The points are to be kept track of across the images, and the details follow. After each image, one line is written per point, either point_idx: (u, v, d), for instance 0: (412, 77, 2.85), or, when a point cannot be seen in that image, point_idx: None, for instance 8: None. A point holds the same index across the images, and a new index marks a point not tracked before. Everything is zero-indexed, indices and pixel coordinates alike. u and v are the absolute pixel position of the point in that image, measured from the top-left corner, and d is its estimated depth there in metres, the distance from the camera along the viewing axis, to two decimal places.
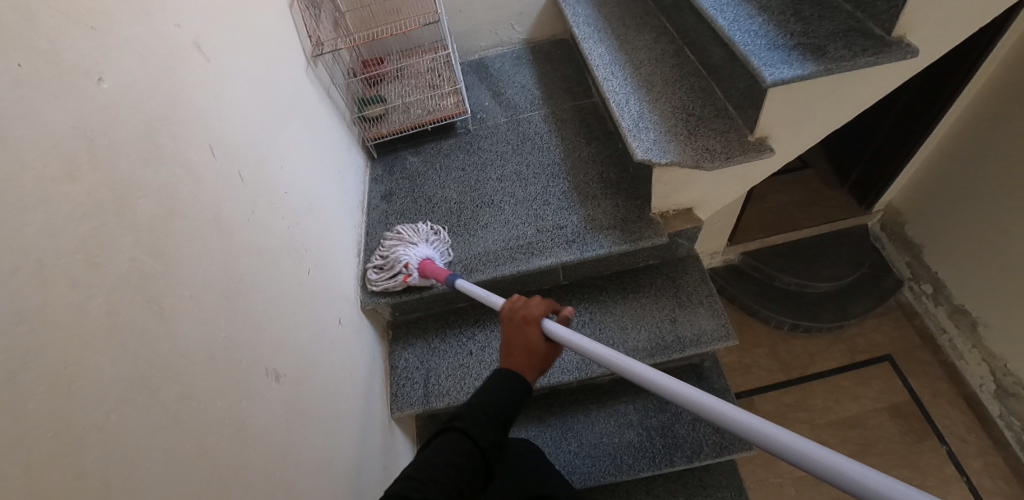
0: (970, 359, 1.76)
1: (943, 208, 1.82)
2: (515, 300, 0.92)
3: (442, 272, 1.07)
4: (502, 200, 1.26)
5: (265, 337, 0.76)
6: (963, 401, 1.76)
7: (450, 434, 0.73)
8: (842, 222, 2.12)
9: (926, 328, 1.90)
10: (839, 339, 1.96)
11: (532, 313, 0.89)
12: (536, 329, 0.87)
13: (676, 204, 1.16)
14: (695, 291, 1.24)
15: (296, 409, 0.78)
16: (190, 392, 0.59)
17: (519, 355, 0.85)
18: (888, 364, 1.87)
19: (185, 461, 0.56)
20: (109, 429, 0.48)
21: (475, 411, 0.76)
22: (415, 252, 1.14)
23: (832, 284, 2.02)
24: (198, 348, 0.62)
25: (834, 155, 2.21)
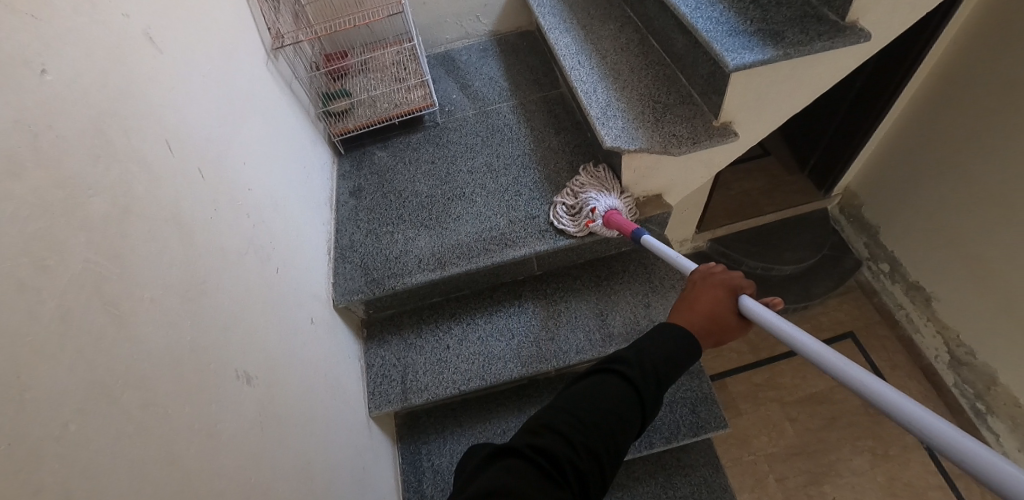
0: (926, 332, 1.84)
1: (897, 188, 1.89)
2: (714, 264, 0.80)
3: (630, 224, 1.05)
4: (474, 191, 1.26)
5: (234, 338, 0.73)
6: (920, 372, 1.85)
7: (608, 375, 0.65)
8: (803, 206, 2.20)
9: (884, 305, 1.98)
10: (804, 319, 2.03)
11: (732, 282, 0.76)
12: (730, 302, 0.74)
13: (645, 190, 1.18)
14: (666, 276, 1.26)
15: (268, 412, 0.76)
16: (154, 398, 0.56)
17: (703, 312, 0.73)
18: (850, 341, 1.94)
19: (151, 471, 0.53)
20: (69, 440, 0.46)
21: (643, 361, 0.66)
22: (610, 201, 1.13)
23: (796, 268, 2.08)
24: (161, 352, 0.59)
25: (793, 142, 2.28)
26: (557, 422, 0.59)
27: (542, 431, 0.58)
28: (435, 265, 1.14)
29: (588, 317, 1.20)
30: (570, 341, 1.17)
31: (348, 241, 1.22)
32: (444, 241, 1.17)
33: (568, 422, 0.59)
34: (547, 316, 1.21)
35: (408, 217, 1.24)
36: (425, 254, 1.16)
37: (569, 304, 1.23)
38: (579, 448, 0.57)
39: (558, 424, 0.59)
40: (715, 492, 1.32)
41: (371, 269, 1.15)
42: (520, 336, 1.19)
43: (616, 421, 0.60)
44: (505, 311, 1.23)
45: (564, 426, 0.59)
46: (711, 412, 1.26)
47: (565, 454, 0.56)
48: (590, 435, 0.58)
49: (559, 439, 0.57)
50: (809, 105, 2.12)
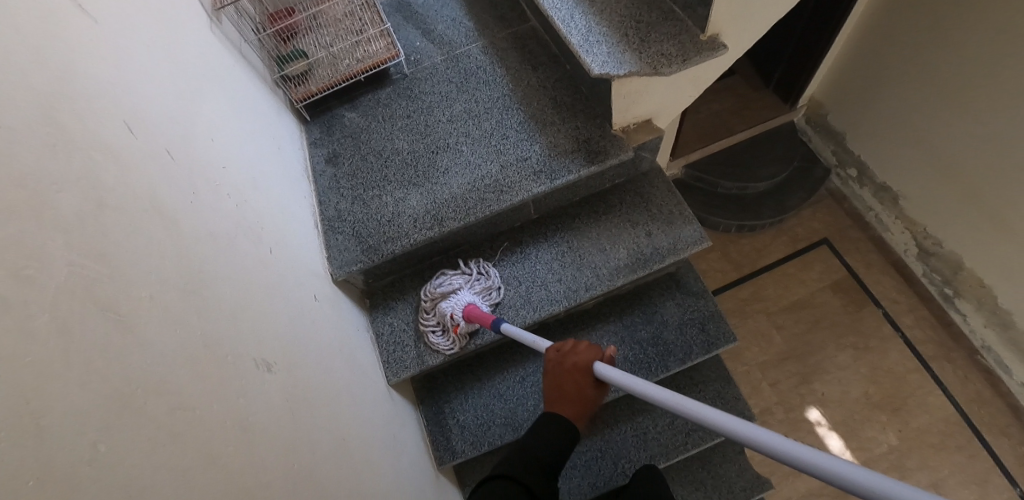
0: (895, 229, 1.93)
1: (861, 92, 1.89)
2: (563, 345, 0.92)
3: (486, 316, 1.06)
4: (458, 141, 1.19)
5: (244, 329, 0.68)
6: (892, 267, 1.95)
7: (501, 480, 0.82)
8: (771, 122, 2.18)
9: (854, 208, 2.06)
10: (781, 232, 2.08)
11: (581, 360, 0.88)
12: (587, 378, 0.87)
13: (636, 117, 1.14)
14: (665, 202, 1.24)
15: (295, 396, 0.73)
16: (181, 401, 0.52)
17: (571, 403, 0.88)
18: (825, 247, 2.02)
19: (195, 471, 0.50)
20: (100, 461, 0.41)
21: (522, 460, 0.84)
22: (459, 300, 1.11)
23: (770, 182, 2.10)
24: (174, 349, 0.54)
25: (756, 59, 2.20)
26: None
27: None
28: (432, 222, 1.09)
29: (592, 254, 1.19)
30: (577, 280, 1.17)
31: (334, 211, 1.15)
32: (436, 196, 1.12)
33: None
34: (551, 259, 1.20)
35: (393, 177, 1.17)
36: (420, 211, 1.11)
37: (571, 244, 1.21)
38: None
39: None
40: (730, 402, 1.37)
41: (365, 236, 1.10)
42: (526, 281, 1.17)
43: None
44: (508, 259, 1.20)
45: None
46: (719, 328, 1.29)
47: None
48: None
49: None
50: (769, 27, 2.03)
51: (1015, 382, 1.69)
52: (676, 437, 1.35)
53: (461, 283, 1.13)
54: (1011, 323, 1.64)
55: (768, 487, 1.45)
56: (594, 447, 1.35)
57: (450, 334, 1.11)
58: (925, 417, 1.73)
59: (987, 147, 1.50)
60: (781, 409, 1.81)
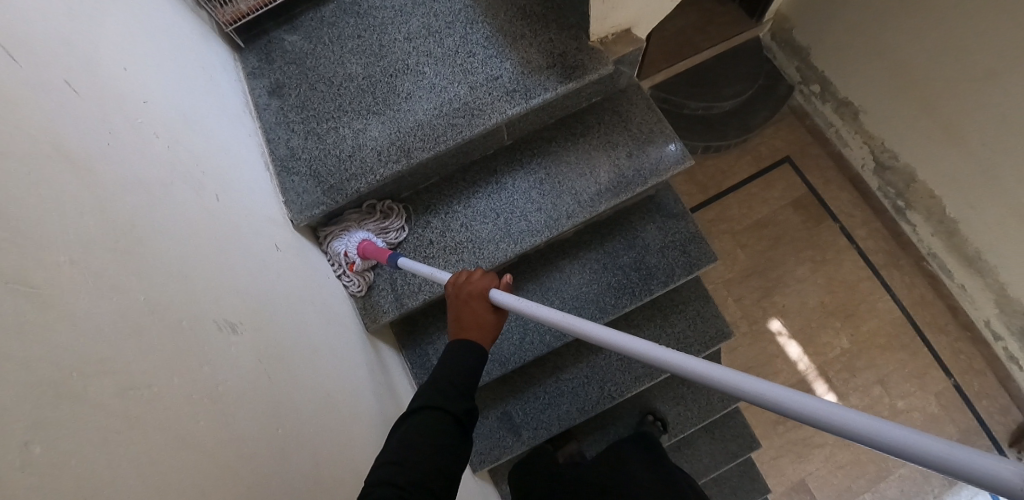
0: (853, 144, 1.91)
1: (829, 5, 1.77)
2: (458, 276, 0.88)
3: (381, 253, 1.00)
4: (419, 61, 1.06)
5: (197, 287, 0.59)
6: (848, 182, 1.97)
7: (427, 412, 0.71)
8: (737, 38, 2.07)
9: (816, 125, 2.02)
10: (744, 152, 2.05)
11: (476, 287, 0.84)
12: (484, 303, 0.83)
13: (615, 26, 1.03)
14: (644, 121, 1.17)
15: (269, 354, 0.66)
16: (132, 380, 0.44)
17: (471, 331, 0.81)
18: (787, 165, 2.02)
19: (164, 457, 0.43)
20: (40, 467, 0.33)
21: (436, 386, 0.74)
22: (352, 237, 1.03)
23: (735, 101, 2.04)
24: (115, 323, 0.45)
25: None
26: (394, 476, 0.62)
27: (375, 489, 0.61)
28: (398, 154, 0.99)
29: (571, 180, 1.12)
30: (558, 208, 1.10)
31: (286, 149, 1.03)
32: (400, 125, 1.01)
33: (402, 475, 0.62)
34: (528, 188, 1.12)
35: (349, 106, 1.04)
36: (383, 142, 1.00)
37: (549, 171, 1.13)
38: (431, 478, 0.64)
39: (418, 475, 0.63)
40: (709, 320, 1.39)
41: (325, 174, 0.99)
42: (504, 213, 1.10)
43: (444, 455, 0.67)
44: (483, 192, 1.12)
45: (421, 477, 0.63)
46: (700, 248, 1.27)
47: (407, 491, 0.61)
48: (433, 474, 0.64)
49: (403, 483, 0.62)
50: None
51: (955, 284, 1.77)
52: None
53: (354, 218, 1.05)
54: (956, 231, 1.68)
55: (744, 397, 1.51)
56: (580, 373, 1.36)
57: (346, 275, 1.04)
58: (874, 321, 1.85)
59: (950, 60, 1.47)
60: (745, 322, 1.91)
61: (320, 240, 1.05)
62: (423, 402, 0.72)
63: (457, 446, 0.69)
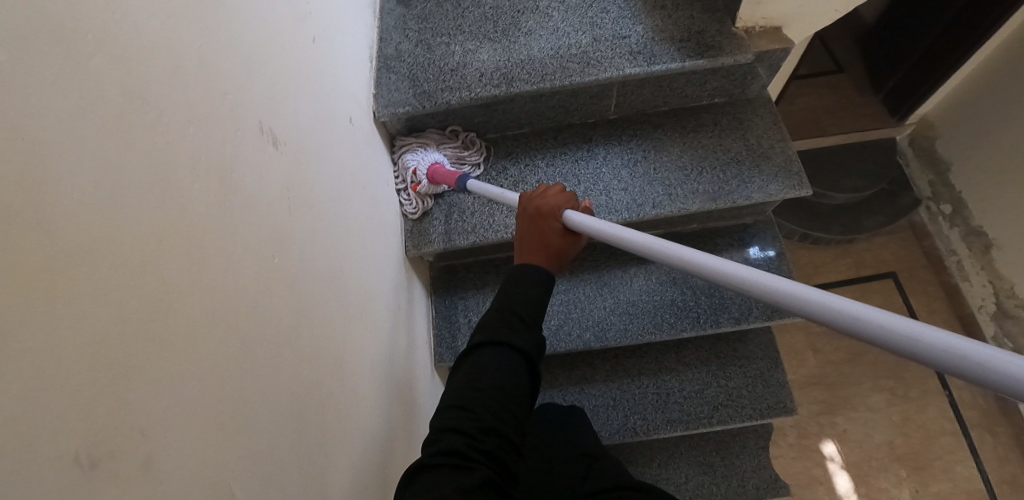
0: (974, 280, 1.65)
1: (986, 118, 1.57)
2: (531, 192, 0.77)
3: (453, 174, 0.94)
4: (549, 4, 1.00)
5: (256, 86, 0.53)
6: (957, 321, 1.69)
7: (490, 350, 0.66)
8: (872, 131, 1.84)
9: (935, 249, 1.77)
10: (847, 253, 1.83)
11: (547, 205, 0.73)
12: (553, 223, 0.72)
13: (765, 17, 0.90)
14: (765, 136, 1.02)
15: (297, 188, 0.58)
16: (140, 92, 0.37)
17: (534, 252, 0.72)
18: (891, 279, 1.77)
19: (140, 185, 0.35)
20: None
21: (499, 318, 0.68)
22: (427, 155, 0.98)
23: (850, 197, 1.82)
24: (157, 34, 0.39)
25: (872, 52, 1.83)
26: (462, 421, 0.61)
27: (444, 435, 0.60)
28: (500, 81, 0.93)
29: (669, 172, 1.00)
30: (645, 194, 0.99)
31: (394, 51, 1.00)
32: (512, 55, 0.95)
33: (473, 422, 0.61)
34: (620, 165, 1.02)
35: (468, 27, 1.00)
36: (489, 68, 0.94)
37: (647, 154, 1.02)
38: (500, 423, 0.61)
39: (486, 420, 0.61)
40: (771, 387, 1.20)
41: (421, 80, 0.95)
42: (587, 182, 1.01)
43: (512, 400, 0.63)
44: (571, 155, 1.03)
45: (490, 423, 0.61)
46: None
47: (473, 444, 0.59)
48: (501, 419, 0.62)
49: (470, 429, 0.60)
50: (900, 26, 1.67)
51: None
52: (701, 408, 1.19)
53: (432, 138, 1.00)
54: None
55: (784, 493, 1.29)
56: (608, 394, 1.22)
57: (408, 191, 0.99)
58: None
59: None
60: (794, 432, 1.54)
61: (393, 148, 1.00)
62: (485, 338, 0.67)
63: (527, 388, 0.65)
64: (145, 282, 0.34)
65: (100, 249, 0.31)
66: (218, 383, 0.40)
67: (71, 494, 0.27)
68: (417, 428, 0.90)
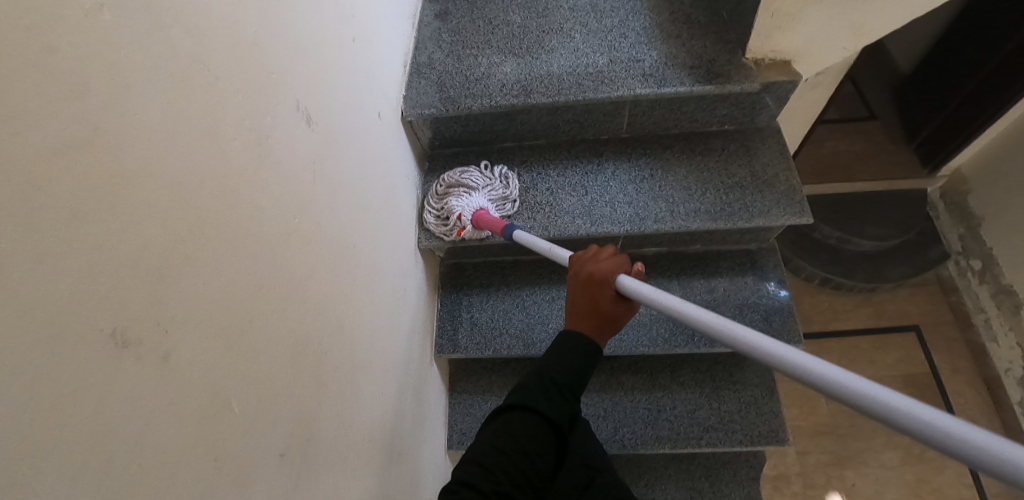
0: (1003, 342, 1.58)
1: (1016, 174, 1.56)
2: (581, 253, 0.74)
3: (500, 223, 0.96)
4: (572, 27, 1.09)
5: (298, 69, 0.60)
6: (982, 383, 1.61)
7: (518, 411, 0.64)
8: (901, 181, 1.84)
9: (961, 305, 1.70)
10: (867, 302, 1.75)
11: (600, 271, 0.70)
12: (606, 290, 0.69)
13: (774, 50, 0.95)
14: (771, 164, 1.06)
15: (324, 160, 0.65)
16: (202, 56, 0.43)
17: (586, 320, 0.70)
18: (914, 334, 1.68)
19: (195, 130, 0.42)
20: (93, 18, 0.34)
21: (536, 382, 0.67)
22: (471, 201, 1.01)
23: (875, 245, 1.76)
24: (223, 13, 0.47)
25: (906, 103, 1.87)
26: (479, 480, 0.59)
27: (460, 492, 0.58)
28: (519, 92, 1.00)
29: (673, 190, 1.05)
30: (648, 209, 1.04)
31: (426, 59, 1.09)
32: (533, 70, 1.03)
33: (489, 482, 0.59)
34: (626, 180, 1.07)
35: (496, 43, 1.09)
36: (510, 80, 1.02)
37: (654, 173, 1.07)
38: (518, 489, 0.60)
39: (504, 483, 0.59)
40: (765, 415, 1.20)
41: (448, 87, 1.03)
42: (594, 194, 1.06)
43: (532, 466, 0.61)
44: (581, 168, 1.09)
45: (506, 488, 0.59)
46: (785, 324, 1.09)
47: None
48: (520, 486, 0.60)
49: (486, 490, 0.58)
50: (936, 79, 1.71)
51: None
52: (691, 429, 1.21)
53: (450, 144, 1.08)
54: None
55: None
56: (600, 404, 1.24)
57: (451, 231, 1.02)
58: None
59: None
60: (800, 481, 1.44)
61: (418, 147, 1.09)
62: (517, 399, 0.66)
63: (551, 456, 0.64)
64: (192, 207, 0.41)
65: (159, 169, 0.38)
66: (237, 315, 0.45)
67: (109, 362, 0.33)
68: (418, 408, 0.94)
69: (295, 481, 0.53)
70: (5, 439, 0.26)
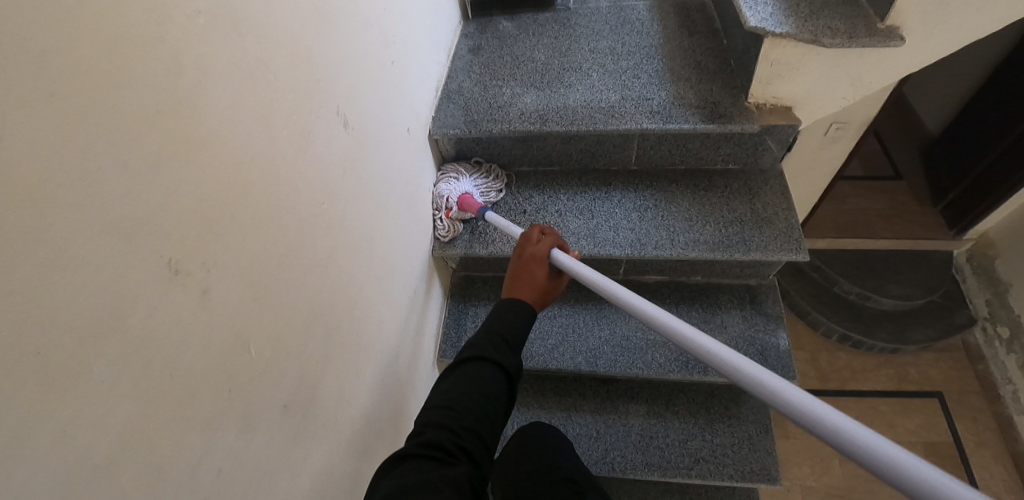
0: None
1: None
2: (523, 235, 0.87)
3: (478, 204, 1.11)
4: (591, 67, 1.19)
5: (342, 83, 0.71)
6: (1010, 459, 1.51)
7: (474, 362, 0.72)
8: (926, 242, 1.84)
9: (989, 376, 1.64)
10: (889, 363, 1.70)
11: (539, 250, 0.83)
12: (542, 266, 0.82)
13: (776, 96, 1.03)
14: (772, 203, 1.11)
15: (355, 161, 0.74)
16: (266, 58, 0.54)
17: (523, 289, 0.81)
18: (936, 400, 1.62)
19: (251, 115, 0.51)
20: (193, 20, 0.44)
21: (488, 338, 0.75)
22: (457, 186, 1.14)
23: (897, 304, 1.74)
24: (287, 29, 0.58)
25: (935, 166, 1.91)
26: (447, 420, 0.66)
27: (429, 429, 0.65)
28: (536, 119, 1.10)
29: (675, 220, 1.11)
30: (649, 235, 1.10)
31: (456, 86, 1.20)
32: (550, 101, 1.12)
33: (454, 419, 0.66)
34: (631, 208, 1.14)
35: (520, 77, 1.20)
36: (529, 109, 1.12)
37: (658, 203, 1.14)
38: (479, 425, 0.67)
39: (467, 420, 0.67)
40: (759, 452, 1.20)
41: (472, 112, 1.14)
42: (599, 219, 1.13)
43: (490, 406, 0.69)
44: (590, 194, 1.17)
45: (470, 422, 0.66)
46: (780, 359, 1.12)
47: (450, 440, 0.64)
48: (481, 422, 0.67)
49: (455, 428, 0.65)
50: (963, 143, 1.76)
51: None
52: (682, 458, 1.21)
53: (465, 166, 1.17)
54: None
55: None
56: (592, 425, 1.27)
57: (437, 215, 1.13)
58: None
59: None
60: None
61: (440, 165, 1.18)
62: (471, 353, 0.73)
63: (505, 398, 0.71)
64: (238, 175, 0.49)
65: (220, 140, 0.47)
66: (262, 275, 0.53)
67: (163, 281, 0.41)
68: (411, 405, 0.99)
69: (294, 433, 0.59)
70: (71, 314, 0.34)
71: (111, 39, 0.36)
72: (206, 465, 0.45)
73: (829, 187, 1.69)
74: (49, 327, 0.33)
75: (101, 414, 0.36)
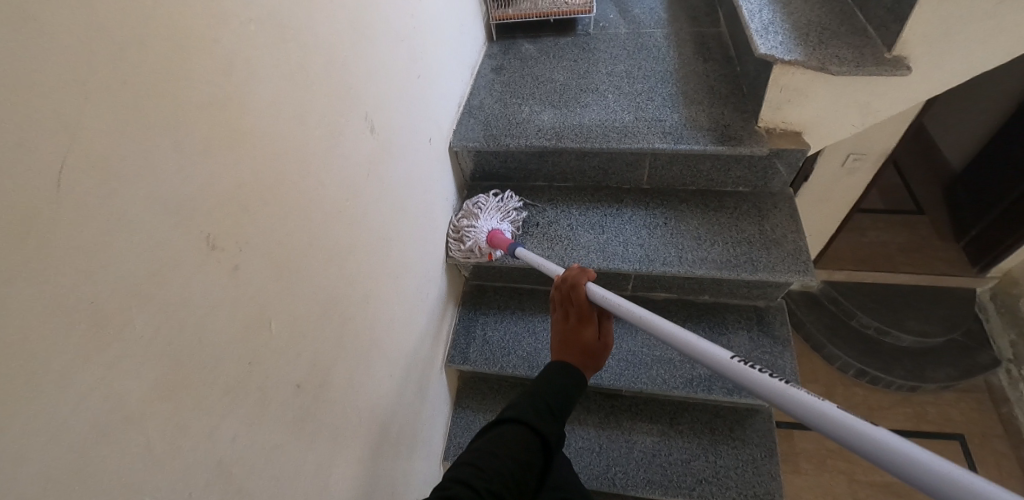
0: None
1: None
2: (563, 288, 0.89)
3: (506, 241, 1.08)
4: (607, 89, 1.23)
5: (370, 91, 0.76)
6: None
7: (511, 424, 0.71)
8: (947, 278, 1.81)
9: (1013, 418, 1.55)
10: (907, 402, 1.63)
11: (583, 307, 0.86)
12: (591, 326, 0.85)
13: (786, 120, 1.06)
14: (780, 225, 1.13)
15: (376, 164, 0.78)
16: (305, 63, 0.59)
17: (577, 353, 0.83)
18: (956, 442, 1.53)
19: (288, 111, 0.56)
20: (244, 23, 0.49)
21: (528, 401, 0.75)
22: (482, 228, 1.12)
23: (917, 342, 1.71)
24: (326, 38, 0.64)
25: (957, 201, 1.91)
26: (473, 478, 0.63)
27: (455, 485, 0.63)
28: (552, 136, 1.14)
29: (685, 238, 1.13)
30: (658, 252, 1.12)
31: (478, 103, 1.26)
32: (566, 120, 1.17)
33: (481, 479, 0.64)
34: (641, 225, 1.17)
35: (539, 96, 1.25)
36: (545, 126, 1.17)
37: (668, 222, 1.17)
38: (507, 492, 0.64)
39: (493, 481, 0.64)
40: (762, 475, 1.19)
41: (492, 127, 1.19)
42: (610, 234, 1.16)
43: (521, 473, 0.66)
44: (602, 210, 1.21)
45: (496, 485, 0.64)
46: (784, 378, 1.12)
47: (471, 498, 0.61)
48: (510, 488, 0.65)
49: (480, 488, 0.63)
50: (986, 177, 1.76)
51: None
52: (684, 478, 1.21)
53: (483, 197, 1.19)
54: None
55: None
56: (595, 439, 1.28)
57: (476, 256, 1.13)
58: None
59: None
60: None
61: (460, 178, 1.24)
62: (509, 414, 0.73)
63: (538, 470, 0.69)
64: (272, 165, 0.54)
65: (260, 130, 0.52)
66: (285, 259, 0.57)
67: (202, 250, 0.45)
68: (419, 406, 1.02)
69: (305, 412, 0.63)
70: (125, 265, 0.38)
71: (174, 32, 0.42)
72: (219, 430, 0.49)
73: (846, 221, 1.70)
74: (105, 276, 0.37)
75: (138, 360, 0.40)
